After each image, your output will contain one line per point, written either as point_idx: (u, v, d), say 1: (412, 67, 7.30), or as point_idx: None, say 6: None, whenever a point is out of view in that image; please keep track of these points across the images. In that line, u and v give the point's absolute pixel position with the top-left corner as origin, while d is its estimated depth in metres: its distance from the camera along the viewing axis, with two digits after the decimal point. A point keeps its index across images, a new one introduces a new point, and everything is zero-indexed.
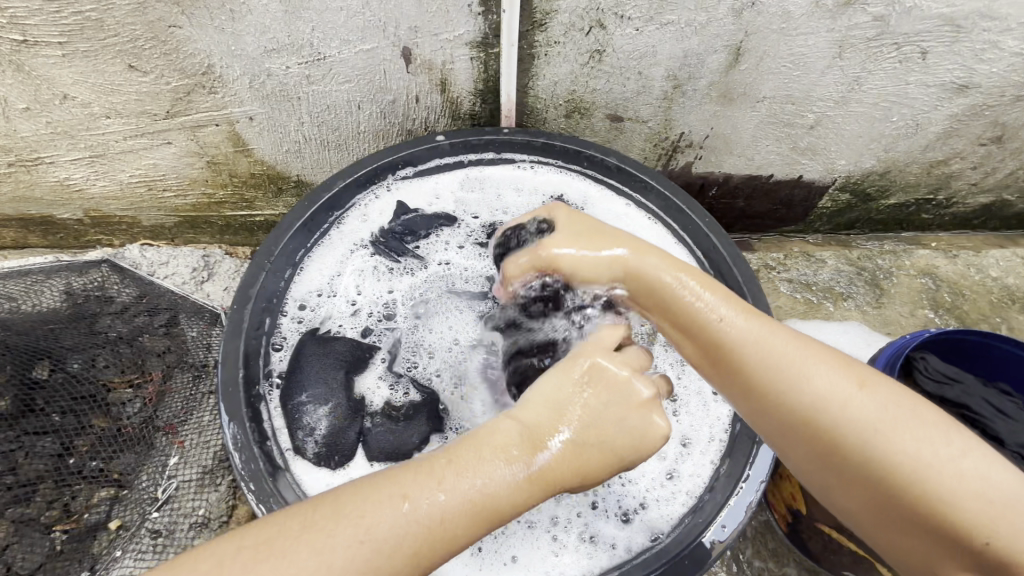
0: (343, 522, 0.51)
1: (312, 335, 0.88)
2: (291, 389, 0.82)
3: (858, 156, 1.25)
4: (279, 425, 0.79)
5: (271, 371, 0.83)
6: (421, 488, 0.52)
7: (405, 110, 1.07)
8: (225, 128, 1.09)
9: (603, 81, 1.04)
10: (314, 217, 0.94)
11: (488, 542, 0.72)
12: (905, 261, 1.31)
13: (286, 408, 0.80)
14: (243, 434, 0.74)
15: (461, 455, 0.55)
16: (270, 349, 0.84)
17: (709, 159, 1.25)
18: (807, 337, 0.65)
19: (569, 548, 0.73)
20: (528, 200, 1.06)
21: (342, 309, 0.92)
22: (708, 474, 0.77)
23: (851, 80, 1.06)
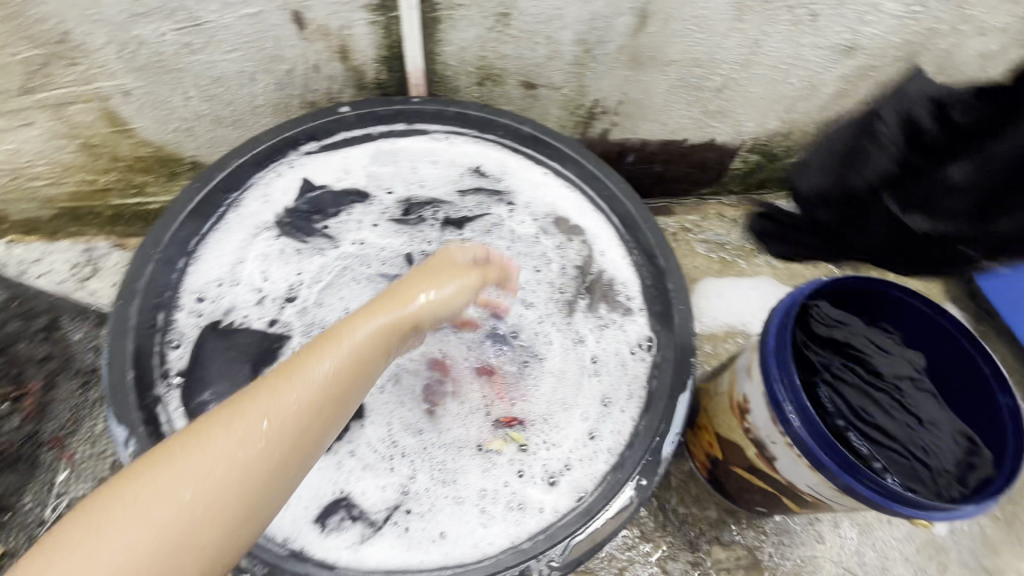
0: (197, 446, 0.54)
1: (213, 328, 0.81)
2: (193, 387, 0.77)
3: (763, 118, 1.31)
4: (179, 427, 0.73)
5: (168, 370, 0.77)
6: (284, 375, 0.59)
7: (304, 80, 1.00)
8: (96, 106, 0.97)
9: (512, 46, 1.01)
10: (207, 199, 0.88)
11: (413, 522, 0.73)
12: (808, 216, 1.40)
13: (188, 411, 0.75)
14: (137, 438, 0.70)
15: (312, 345, 0.61)
16: (166, 346, 0.78)
17: (625, 125, 1.26)
18: None
19: (497, 519, 0.73)
20: (443, 172, 1.02)
21: (246, 297, 0.86)
22: (628, 431, 0.79)
23: (750, 43, 1.10)
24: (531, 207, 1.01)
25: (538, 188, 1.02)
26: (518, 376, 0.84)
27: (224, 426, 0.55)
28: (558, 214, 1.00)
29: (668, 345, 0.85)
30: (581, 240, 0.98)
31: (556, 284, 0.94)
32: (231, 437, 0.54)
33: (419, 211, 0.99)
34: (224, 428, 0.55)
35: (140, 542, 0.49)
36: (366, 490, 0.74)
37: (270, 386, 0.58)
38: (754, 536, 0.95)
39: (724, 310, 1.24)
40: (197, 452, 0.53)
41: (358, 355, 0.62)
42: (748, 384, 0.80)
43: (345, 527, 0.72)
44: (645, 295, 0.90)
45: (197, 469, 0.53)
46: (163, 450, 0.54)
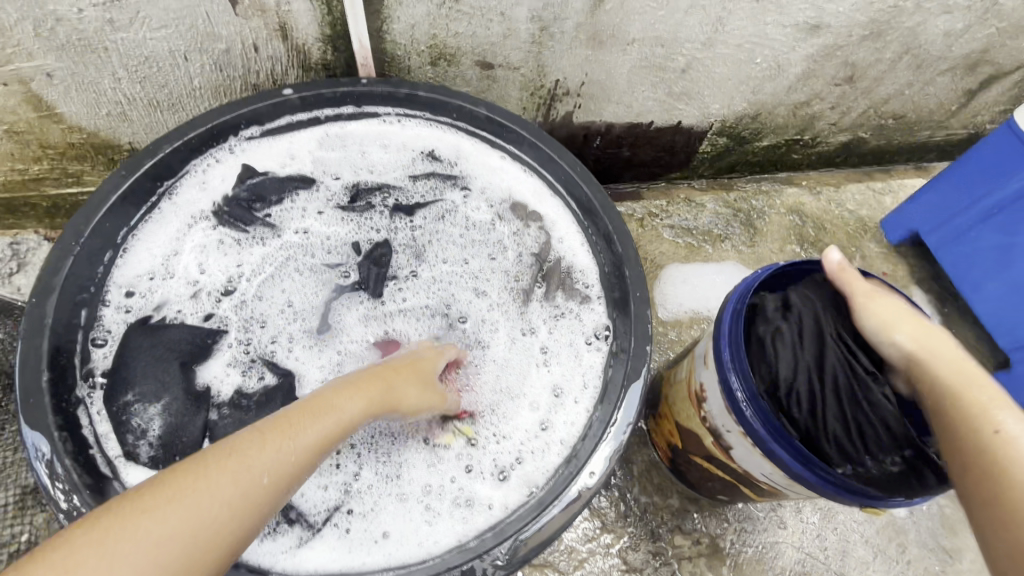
0: (194, 491, 0.51)
1: (140, 325, 0.78)
2: (115, 387, 0.73)
3: (729, 99, 1.28)
4: (103, 430, 0.71)
5: (91, 370, 0.74)
6: (287, 430, 0.58)
7: (244, 60, 0.94)
8: (17, 88, 0.90)
9: (464, 24, 0.97)
10: (137, 187, 0.80)
11: (356, 523, 0.70)
12: (777, 200, 1.38)
13: (110, 410, 0.72)
14: (53, 445, 0.64)
15: (312, 408, 0.61)
16: (90, 344, 0.75)
17: (588, 107, 1.23)
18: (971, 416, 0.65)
19: (443, 515, 0.71)
20: (395, 156, 0.98)
21: (180, 291, 0.82)
22: (581, 423, 0.77)
23: (713, 21, 1.06)
24: (487, 193, 0.98)
25: (493, 174, 0.99)
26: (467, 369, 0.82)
27: (226, 475, 0.53)
28: (515, 200, 0.97)
29: (627, 334, 0.80)
30: (537, 228, 0.95)
31: (510, 271, 0.91)
32: (237, 488, 0.52)
33: (368, 199, 0.95)
34: (229, 475, 0.53)
35: None
36: (307, 491, 0.71)
37: (275, 443, 0.56)
38: (716, 524, 0.94)
39: (691, 296, 1.22)
40: (202, 497, 0.51)
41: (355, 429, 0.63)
42: (704, 372, 0.78)
43: (282, 531, 0.69)
44: (603, 283, 0.88)
45: (195, 516, 0.50)
46: (153, 488, 0.50)
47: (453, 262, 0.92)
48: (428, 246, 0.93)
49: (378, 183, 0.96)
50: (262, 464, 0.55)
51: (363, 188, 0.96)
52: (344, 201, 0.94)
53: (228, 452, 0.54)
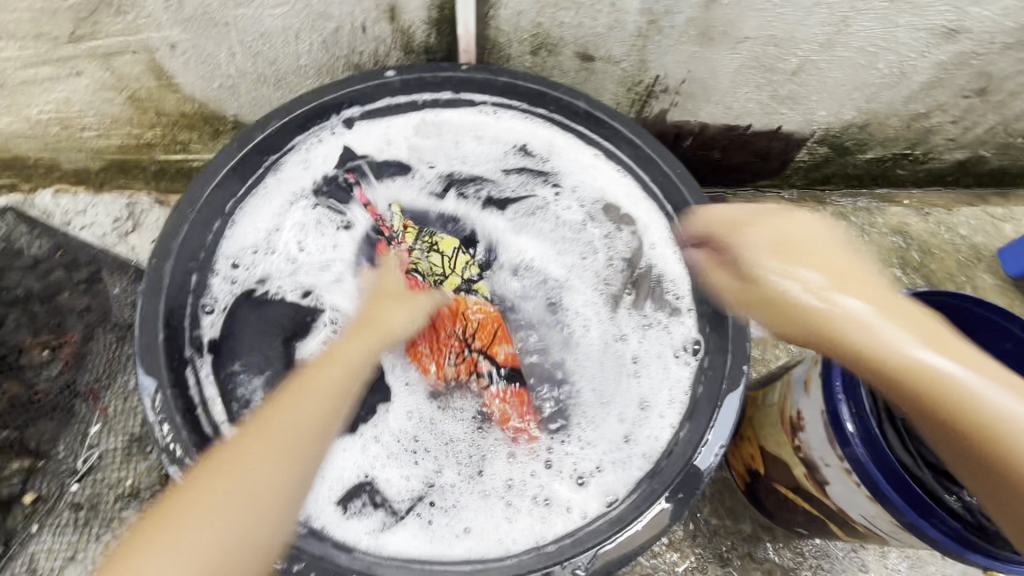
0: (211, 490, 0.62)
1: (245, 300, 0.84)
2: (223, 356, 0.80)
3: (839, 106, 1.19)
4: (210, 394, 0.77)
5: (200, 337, 0.78)
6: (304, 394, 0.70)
7: (350, 40, 0.95)
8: (143, 58, 0.95)
9: (571, 14, 0.94)
10: (245, 161, 0.84)
11: (437, 515, 0.75)
12: (878, 219, 1.28)
13: (217, 381, 0.78)
14: (167, 398, 0.71)
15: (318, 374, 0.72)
16: (199, 311, 0.79)
17: (685, 106, 1.17)
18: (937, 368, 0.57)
19: (523, 514, 0.74)
20: (488, 148, 0.97)
21: (284, 266, 0.88)
22: (666, 439, 0.76)
23: (838, 21, 0.98)
24: (579, 193, 0.96)
25: (586, 171, 0.96)
26: (545, 377, 0.85)
27: (222, 474, 0.63)
28: (607, 202, 0.95)
29: (720, 351, 0.78)
30: (629, 232, 0.93)
31: (600, 274, 0.92)
32: (231, 489, 0.62)
33: (460, 193, 0.97)
34: (227, 484, 0.62)
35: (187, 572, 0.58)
36: (394, 477, 0.77)
37: (294, 407, 0.68)
38: (789, 556, 0.90)
39: None
40: (212, 501, 0.61)
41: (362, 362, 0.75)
42: (805, 399, 0.73)
43: (366, 513, 0.74)
44: (695, 296, 0.86)
45: (220, 510, 0.61)
46: (191, 478, 0.64)
47: (542, 262, 0.94)
48: (519, 246, 0.95)
49: (472, 175, 0.98)
50: (258, 451, 0.65)
51: (456, 179, 0.98)
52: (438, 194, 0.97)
53: (235, 457, 0.64)
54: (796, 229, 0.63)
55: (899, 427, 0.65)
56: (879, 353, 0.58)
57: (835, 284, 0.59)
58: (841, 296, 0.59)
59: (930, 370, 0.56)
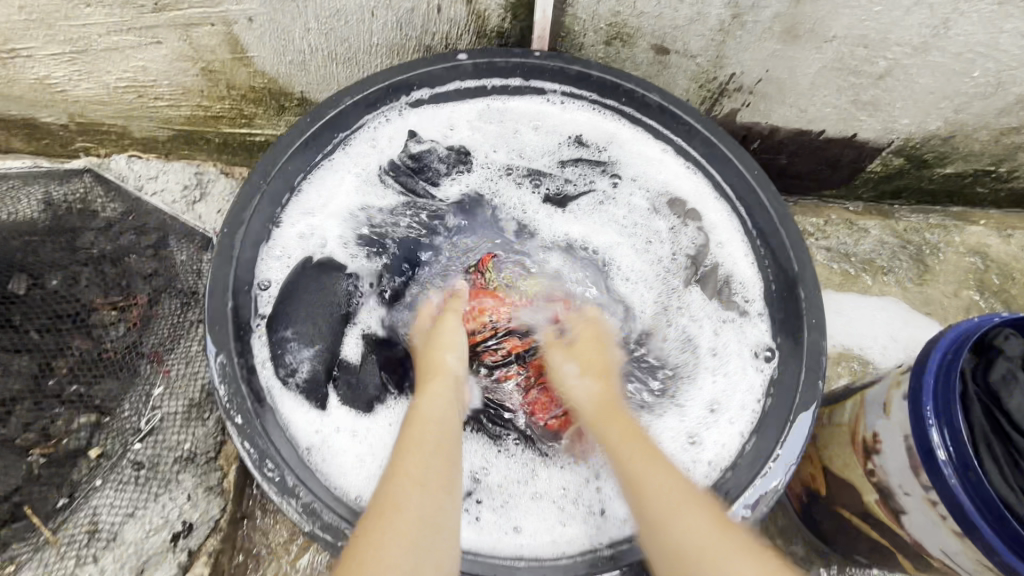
0: (386, 524, 0.56)
1: (312, 263, 0.86)
2: (279, 321, 0.81)
3: (924, 115, 1.12)
4: (263, 358, 0.79)
5: (260, 313, 0.80)
6: (416, 446, 0.64)
7: (424, 22, 0.94)
8: (221, 30, 0.96)
9: (652, 4, 0.90)
10: (318, 135, 0.85)
11: (484, 512, 0.77)
12: (956, 237, 1.21)
13: (269, 342, 0.80)
14: (230, 363, 0.74)
15: (410, 427, 0.67)
16: (258, 290, 0.81)
17: (757, 107, 1.13)
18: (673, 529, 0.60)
19: (576, 520, 0.77)
20: (544, 141, 0.97)
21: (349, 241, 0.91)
22: (733, 447, 0.79)
23: (937, 22, 0.92)
24: (643, 186, 0.96)
25: (652, 164, 0.94)
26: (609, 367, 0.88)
27: (414, 489, 0.59)
28: (670, 195, 0.94)
29: (795, 358, 0.79)
30: (694, 228, 0.93)
31: (661, 265, 0.94)
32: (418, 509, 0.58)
33: (519, 180, 0.98)
34: (399, 502, 0.58)
35: None
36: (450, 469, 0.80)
37: (411, 461, 0.62)
38: None
39: (841, 329, 1.10)
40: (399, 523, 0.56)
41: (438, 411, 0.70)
42: (882, 421, 0.70)
43: None
44: (766, 297, 0.85)
45: (409, 530, 0.56)
46: (375, 515, 0.57)
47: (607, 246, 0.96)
48: (588, 233, 0.96)
49: (536, 165, 0.98)
50: (426, 463, 0.62)
51: (515, 170, 0.98)
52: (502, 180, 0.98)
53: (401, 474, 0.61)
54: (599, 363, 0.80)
55: (1007, 459, 0.56)
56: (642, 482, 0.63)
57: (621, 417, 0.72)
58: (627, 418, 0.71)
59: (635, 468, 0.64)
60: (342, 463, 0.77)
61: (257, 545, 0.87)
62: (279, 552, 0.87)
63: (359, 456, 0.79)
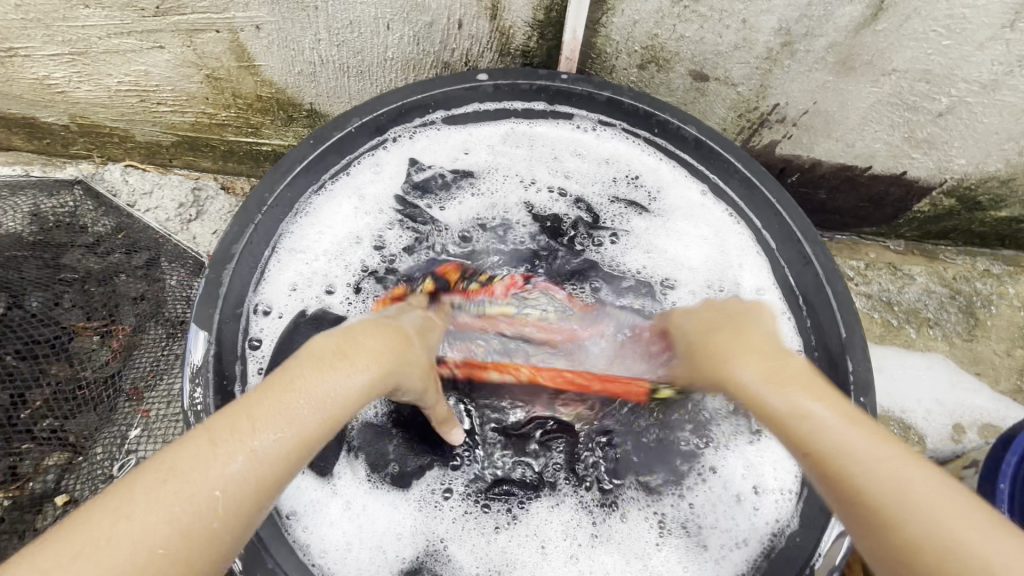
0: (156, 495, 0.43)
1: (305, 316, 0.81)
2: None
3: (984, 157, 1.02)
4: None
5: (246, 373, 0.76)
6: (239, 425, 0.47)
7: (444, 37, 0.87)
8: (226, 37, 0.90)
9: (694, 27, 0.82)
10: (324, 158, 0.81)
11: None
12: (1009, 288, 1.11)
13: None
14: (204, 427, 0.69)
15: (271, 390, 0.49)
16: (248, 347, 0.77)
17: (799, 140, 1.03)
18: (867, 470, 0.46)
19: None
20: (591, 168, 0.92)
21: (348, 279, 0.86)
22: (767, 526, 0.76)
23: (1013, 60, 0.83)
24: (685, 238, 0.90)
25: (693, 209, 0.89)
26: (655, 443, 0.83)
27: (194, 457, 0.45)
28: (712, 249, 0.88)
29: None
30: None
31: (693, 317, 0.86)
32: (201, 476, 0.44)
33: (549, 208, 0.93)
34: (172, 499, 0.43)
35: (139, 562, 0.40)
36: (464, 548, 0.76)
37: (148, 496, 0.42)
38: None
39: (880, 387, 1.00)
40: (152, 512, 0.42)
41: (341, 401, 0.51)
42: None
43: None
44: None
45: (161, 511, 0.42)
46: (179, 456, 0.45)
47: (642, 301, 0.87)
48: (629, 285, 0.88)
49: (569, 197, 0.93)
50: (218, 460, 0.45)
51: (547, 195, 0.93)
52: (530, 204, 0.93)
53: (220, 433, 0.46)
54: (809, 381, 0.54)
55: None
56: (911, 501, 0.44)
57: (797, 387, 0.53)
58: (803, 399, 0.52)
59: (860, 473, 0.47)
60: (327, 537, 0.74)
61: None
62: None
63: (348, 538, 0.74)
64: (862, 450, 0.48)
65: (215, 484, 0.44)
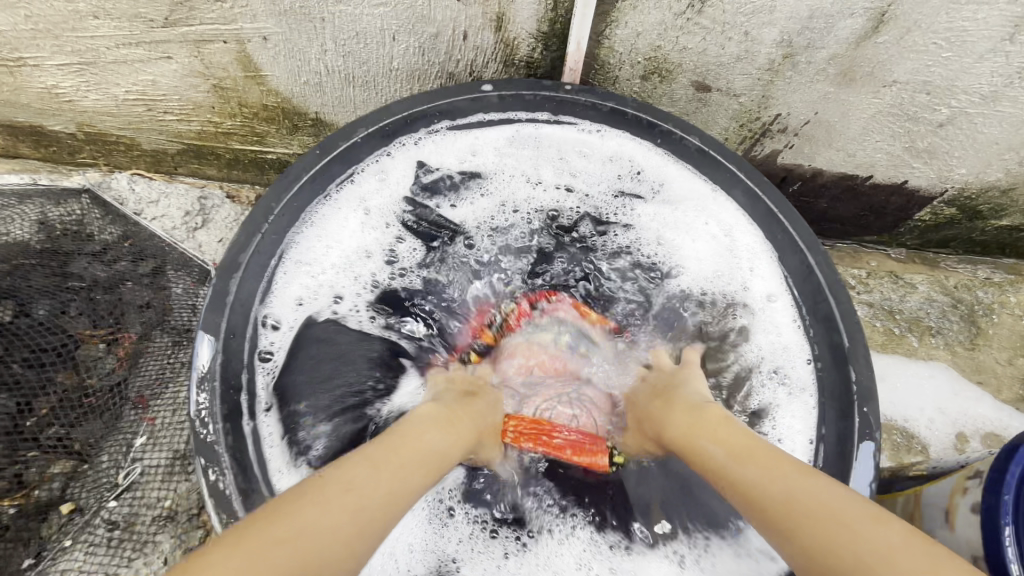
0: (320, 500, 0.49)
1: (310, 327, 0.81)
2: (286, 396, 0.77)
3: (985, 166, 1.03)
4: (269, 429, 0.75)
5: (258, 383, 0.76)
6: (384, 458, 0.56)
7: (449, 48, 0.88)
8: (233, 47, 0.90)
9: (697, 39, 0.83)
10: (328, 169, 0.82)
11: None
12: (1011, 297, 1.11)
13: (281, 419, 0.76)
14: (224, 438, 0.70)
15: (411, 438, 0.61)
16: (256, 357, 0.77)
17: (801, 149, 1.04)
18: (800, 514, 0.51)
19: None
20: (599, 169, 0.92)
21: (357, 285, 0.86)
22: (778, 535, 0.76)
23: (1012, 71, 0.83)
24: (693, 235, 0.90)
25: (703, 204, 0.88)
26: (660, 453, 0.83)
27: (355, 474, 0.53)
28: (721, 249, 0.88)
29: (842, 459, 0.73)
30: (741, 322, 0.85)
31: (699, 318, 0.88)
32: (362, 488, 0.52)
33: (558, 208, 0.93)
34: (342, 504, 0.49)
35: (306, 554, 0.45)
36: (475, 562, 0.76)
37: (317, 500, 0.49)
38: None
39: (883, 396, 1.01)
40: (320, 510, 0.48)
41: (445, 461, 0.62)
42: (945, 530, 0.65)
43: None
44: (816, 378, 0.79)
45: (333, 509, 0.49)
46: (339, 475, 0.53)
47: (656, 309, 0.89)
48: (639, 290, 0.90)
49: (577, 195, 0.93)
50: (374, 479, 0.53)
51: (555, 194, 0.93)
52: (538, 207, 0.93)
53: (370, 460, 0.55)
54: (754, 443, 0.61)
55: None
56: (845, 534, 0.47)
57: (742, 451, 0.59)
58: (748, 463, 0.58)
59: (797, 519, 0.51)
60: None
61: None
62: None
63: None
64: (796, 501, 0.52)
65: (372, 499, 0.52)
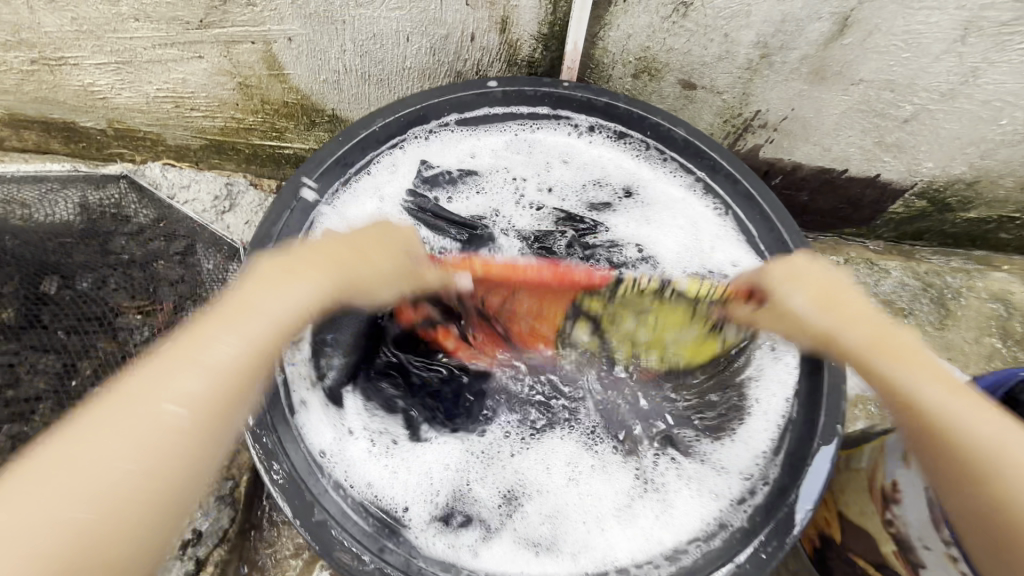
0: (105, 423, 0.52)
1: None
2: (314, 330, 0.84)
3: (949, 161, 1.12)
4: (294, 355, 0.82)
5: None
6: (178, 355, 0.57)
7: (457, 48, 0.97)
8: (260, 48, 0.99)
9: (683, 40, 0.92)
10: (349, 153, 0.90)
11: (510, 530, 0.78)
12: (978, 282, 1.20)
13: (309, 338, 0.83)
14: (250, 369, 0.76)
15: (225, 312, 0.61)
16: None
17: (780, 144, 1.13)
18: (953, 409, 0.61)
19: (616, 530, 0.78)
20: (574, 175, 1.00)
21: None
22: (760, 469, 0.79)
23: (966, 71, 0.93)
24: (667, 234, 0.96)
25: (676, 205, 0.96)
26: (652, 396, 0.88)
27: (176, 374, 0.55)
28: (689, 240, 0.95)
29: (811, 410, 0.79)
30: None
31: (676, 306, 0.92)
32: (156, 392, 0.54)
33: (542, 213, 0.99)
34: (129, 419, 0.53)
35: (140, 472, 0.52)
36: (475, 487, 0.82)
37: (101, 418, 0.53)
38: None
39: None
40: (111, 435, 0.52)
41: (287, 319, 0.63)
42: (903, 470, 0.73)
43: (443, 527, 0.78)
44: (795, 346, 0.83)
45: (123, 427, 0.52)
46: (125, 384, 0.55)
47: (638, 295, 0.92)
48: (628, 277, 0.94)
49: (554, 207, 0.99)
50: (183, 378, 0.56)
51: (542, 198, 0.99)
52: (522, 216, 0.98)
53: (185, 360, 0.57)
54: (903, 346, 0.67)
55: None
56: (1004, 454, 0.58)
57: (881, 342, 0.67)
58: (900, 367, 0.65)
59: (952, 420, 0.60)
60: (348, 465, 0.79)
61: (264, 557, 0.96)
62: (284, 564, 0.96)
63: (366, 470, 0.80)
64: (946, 395, 0.62)
65: (178, 402, 0.55)
